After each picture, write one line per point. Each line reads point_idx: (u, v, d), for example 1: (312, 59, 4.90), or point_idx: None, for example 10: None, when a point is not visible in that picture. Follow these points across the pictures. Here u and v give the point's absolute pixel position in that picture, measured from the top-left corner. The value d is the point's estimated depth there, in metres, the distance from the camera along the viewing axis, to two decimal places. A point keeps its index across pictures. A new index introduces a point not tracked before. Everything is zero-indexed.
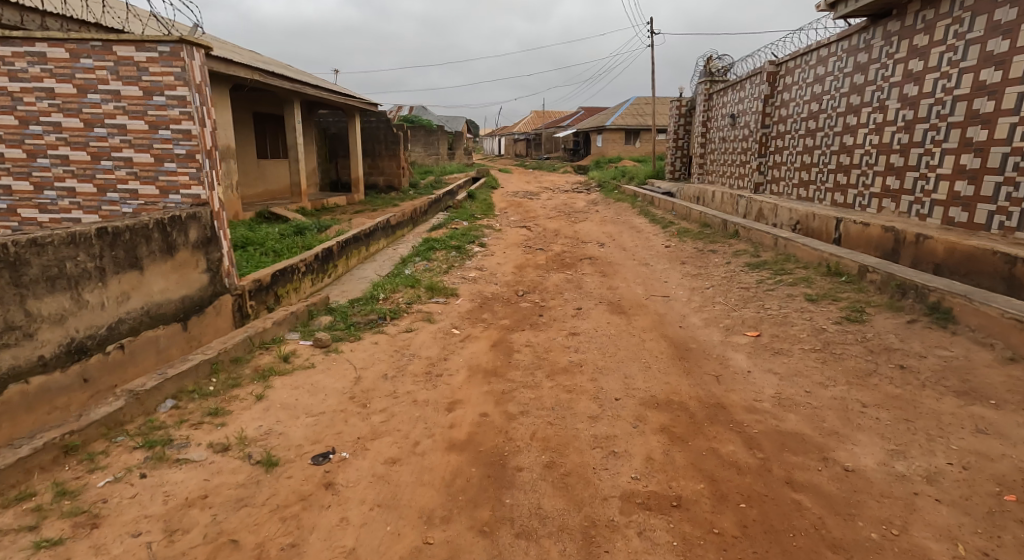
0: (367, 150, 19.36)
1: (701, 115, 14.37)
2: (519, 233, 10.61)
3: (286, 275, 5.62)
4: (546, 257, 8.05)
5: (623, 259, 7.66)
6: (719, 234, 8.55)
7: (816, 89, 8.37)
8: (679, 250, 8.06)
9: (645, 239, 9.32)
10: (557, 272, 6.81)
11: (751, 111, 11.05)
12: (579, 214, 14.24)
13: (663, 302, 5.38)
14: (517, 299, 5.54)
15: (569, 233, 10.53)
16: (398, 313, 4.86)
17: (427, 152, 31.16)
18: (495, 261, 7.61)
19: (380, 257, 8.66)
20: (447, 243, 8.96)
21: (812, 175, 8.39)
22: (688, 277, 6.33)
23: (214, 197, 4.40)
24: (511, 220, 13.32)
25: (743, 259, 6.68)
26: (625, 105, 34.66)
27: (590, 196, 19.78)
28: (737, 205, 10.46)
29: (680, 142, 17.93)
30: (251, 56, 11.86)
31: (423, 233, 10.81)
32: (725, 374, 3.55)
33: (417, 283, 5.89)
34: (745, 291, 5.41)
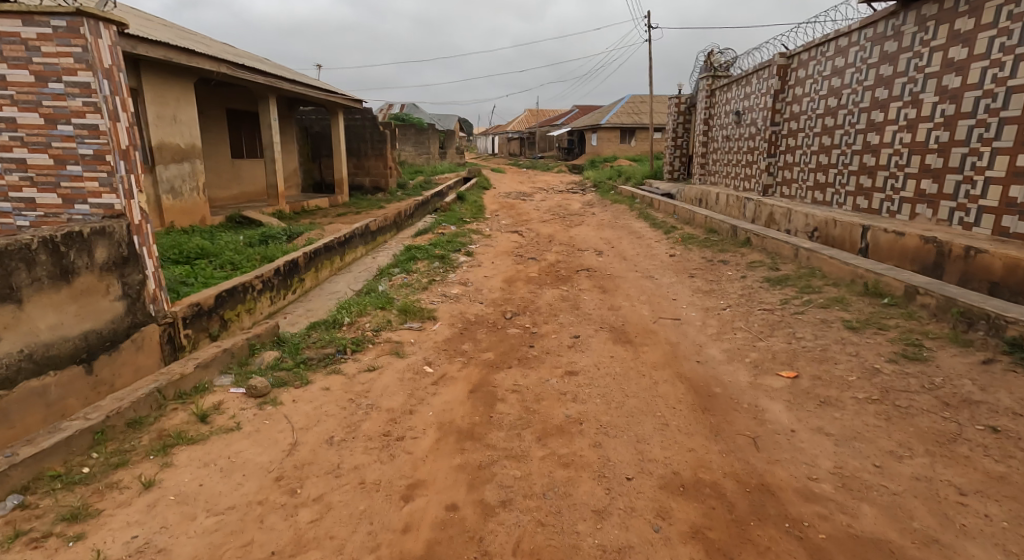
0: (353, 150, 18.54)
1: (703, 112, 13.64)
2: (510, 239, 9.84)
3: (236, 296, 4.84)
4: (538, 268, 7.31)
5: (624, 271, 6.92)
6: (727, 242, 7.82)
7: (834, 82, 7.64)
8: (686, 260, 7.33)
9: (646, 247, 8.59)
10: (551, 287, 6.07)
11: (758, 107, 10.34)
12: (575, 217, 13.51)
13: (673, 327, 4.64)
14: (504, 323, 4.78)
15: (564, 239, 9.78)
16: (362, 344, 4.09)
17: (418, 151, 30.37)
18: (482, 273, 6.86)
19: (356, 267, 7.88)
20: (429, 251, 8.18)
21: (829, 177, 7.68)
22: (699, 295, 5.60)
23: (133, 207, 3.60)
24: (503, 224, 12.57)
25: (760, 272, 5.94)
26: (620, 103, 33.98)
27: (586, 197, 19.06)
28: (744, 209, 9.73)
29: (679, 142, 17.22)
30: (221, 47, 11.00)
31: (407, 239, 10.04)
32: (763, 434, 2.80)
33: (390, 303, 5.11)
34: (768, 313, 4.67)
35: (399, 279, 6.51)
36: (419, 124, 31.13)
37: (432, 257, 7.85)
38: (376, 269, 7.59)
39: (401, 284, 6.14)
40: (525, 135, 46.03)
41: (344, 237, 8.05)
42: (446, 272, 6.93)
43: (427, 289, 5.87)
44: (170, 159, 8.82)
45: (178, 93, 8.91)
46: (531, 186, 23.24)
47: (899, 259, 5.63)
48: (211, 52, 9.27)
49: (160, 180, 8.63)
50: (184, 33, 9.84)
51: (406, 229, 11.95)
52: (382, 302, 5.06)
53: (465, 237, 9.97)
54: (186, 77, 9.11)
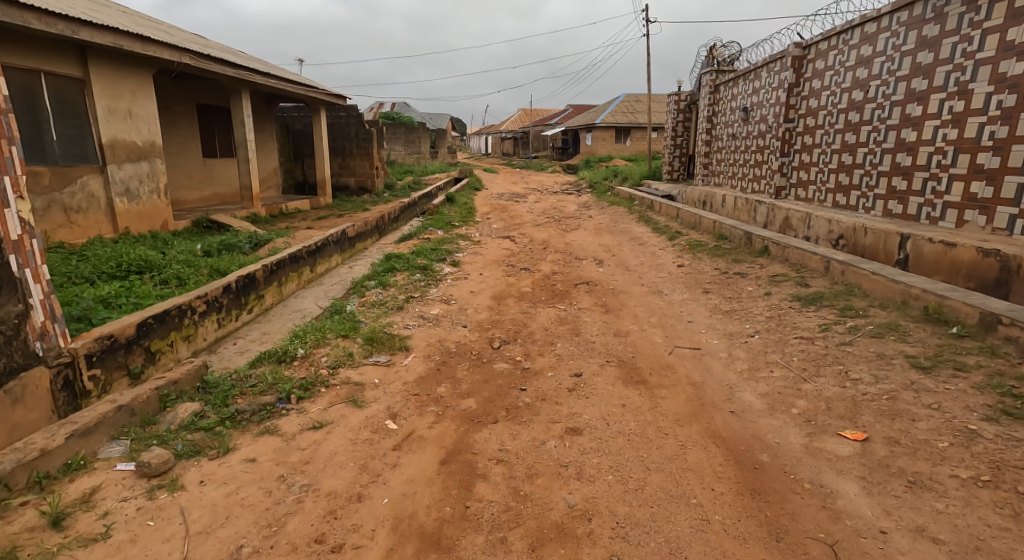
0: (337, 149, 17.72)
1: (706, 109, 12.89)
2: (501, 246, 9.07)
3: (167, 322, 4.01)
4: (531, 281, 6.54)
5: (628, 285, 6.16)
6: (742, 250, 7.04)
7: (859, 73, 6.93)
8: (697, 271, 6.57)
9: (650, 255, 7.85)
10: (547, 306, 5.31)
11: (769, 103, 9.61)
12: (571, 220, 12.79)
13: (694, 360, 3.89)
14: (491, 353, 4.01)
15: (561, 246, 9.01)
16: (313, 388, 3.29)
17: (408, 151, 29.60)
18: (468, 288, 6.08)
19: (329, 279, 7.08)
20: (410, 260, 7.39)
21: (854, 179, 6.97)
22: (718, 316, 4.84)
23: (7, 218, 2.81)
24: (494, 228, 11.81)
25: (787, 288, 5.19)
26: (616, 102, 33.28)
27: (581, 198, 18.32)
28: (754, 213, 8.99)
29: (678, 141, 16.50)
30: (187, 37, 10.16)
31: (389, 246, 9.24)
32: (842, 540, 2.05)
33: (356, 328, 4.31)
34: (807, 342, 3.91)
35: (373, 295, 5.72)
36: (410, 122, 30.31)
37: (412, 267, 7.05)
38: (349, 281, 6.79)
39: (374, 301, 5.35)
40: (519, 134, 45.28)
41: (316, 245, 7.25)
42: (428, 286, 6.16)
43: (403, 309, 5.08)
44: (124, 158, 7.95)
45: (134, 85, 8.04)
46: (524, 187, 22.50)
47: (950, 272, 4.91)
48: (173, 41, 8.42)
49: (113, 181, 7.77)
50: (143, 21, 9.00)
51: (390, 234, 11.19)
52: (346, 328, 4.26)
53: (451, 244, 9.19)
54: (146, 69, 8.27)
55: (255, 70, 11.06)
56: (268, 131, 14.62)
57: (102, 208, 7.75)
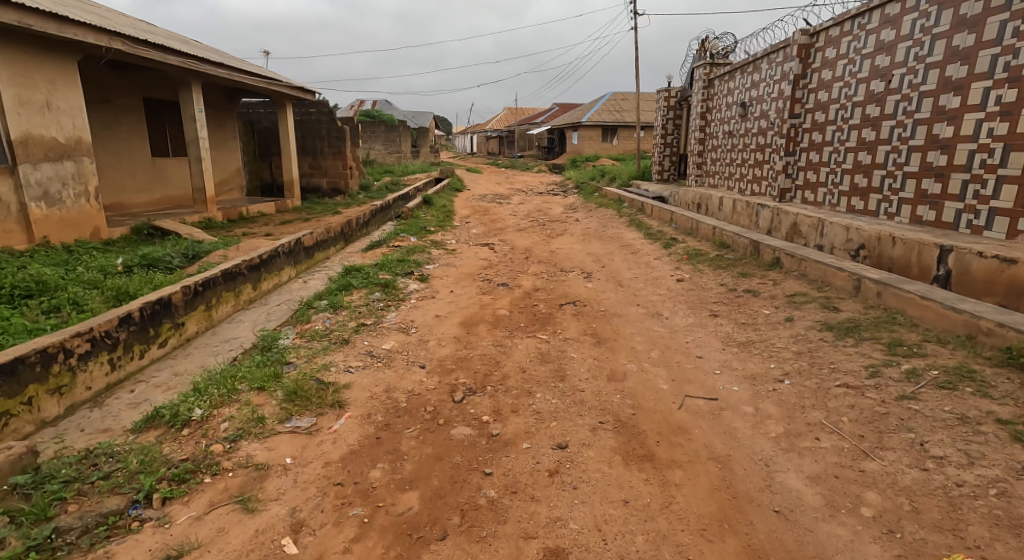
0: (308, 148, 16.77)
1: (699, 105, 12.06)
2: (477, 255, 8.18)
3: (27, 372, 3.14)
4: (510, 299, 5.66)
5: (621, 304, 5.31)
6: (749, 262, 6.19)
7: (879, 61, 6.13)
8: (700, 287, 5.72)
9: (644, 266, 7.03)
10: (525, 335, 4.43)
11: (769, 98, 8.80)
12: (556, 224, 11.96)
13: (711, 418, 3.01)
14: (451, 410, 3.12)
15: (543, 255, 8.15)
16: (190, 480, 2.39)
17: (388, 150, 28.59)
18: (435, 310, 5.19)
19: (274, 299, 6.12)
20: (369, 275, 6.48)
21: (874, 182, 6.18)
22: (733, 348, 3.99)
23: None
24: (473, 233, 10.92)
25: (812, 313, 4.31)
26: (603, 101, 32.49)
27: (568, 200, 17.50)
28: (756, 218, 8.17)
29: (669, 140, 15.71)
30: (124, 21, 9.16)
31: (353, 258, 8.31)
32: None
33: (279, 375, 3.37)
34: (855, 391, 3.05)
35: (316, 324, 4.79)
36: (389, 120, 29.29)
37: (371, 284, 6.14)
38: (298, 302, 5.86)
39: (314, 332, 4.42)
40: (504, 133, 44.39)
41: (261, 258, 6.29)
42: (388, 308, 5.25)
43: (350, 342, 4.15)
44: (41, 157, 6.93)
45: (52, 73, 7.01)
46: (508, 187, 21.62)
47: (1008, 295, 4.17)
48: (100, 23, 7.43)
49: (27, 184, 6.77)
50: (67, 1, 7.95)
51: (358, 240, 10.28)
52: (263, 376, 3.31)
53: (422, 254, 8.30)
54: (68, 55, 7.24)
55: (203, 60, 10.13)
56: (228, 129, 13.81)
57: (14, 214, 6.74)
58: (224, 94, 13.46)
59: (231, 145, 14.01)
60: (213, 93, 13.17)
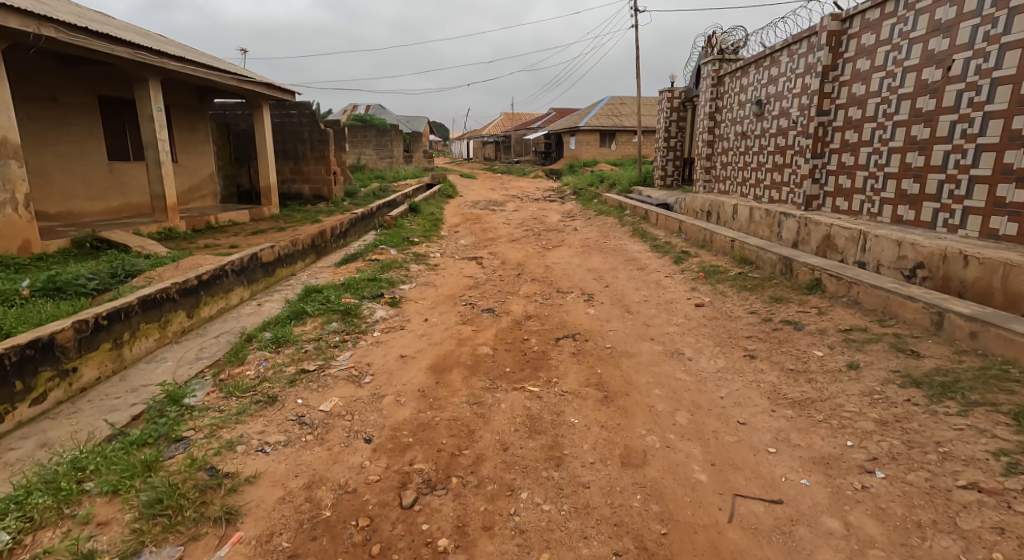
0: (289, 152, 15.91)
1: (707, 105, 11.06)
2: (461, 272, 7.21)
3: None
4: (495, 331, 4.67)
5: (631, 339, 4.31)
6: (782, 284, 5.18)
7: (933, 45, 5.19)
8: (726, 314, 4.71)
9: (653, 285, 6.07)
10: (511, 386, 3.45)
11: (789, 94, 7.80)
12: (552, 234, 11.01)
13: (779, 543, 2.05)
14: (394, 525, 2.17)
15: (537, 271, 7.16)
16: None
17: (379, 155, 27.59)
18: (401, 347, 4.21)
19: (212, 329, 5.14)
20: (329, 298, 5.50)
21: (928, 188, 5.24)
22: (786, 410, 2.98)
23: None
24: (461, 244, 9.96)
25: (883, 359, 3.30)
26: (600, 106, 31.68)
27: (565, 207, 16.58)
28: (779, 229, 7.18)
29: (672, 143, 14.78)
30: (66, 8, 8.26)
31: (320, 276, 7.31)
32: None
33: (155, 465, 2.38)
34: (992, 499, 2.11)
35: (247, 370, 3.79)
36: (380, 125, 28.34)
37: (328, 310, 5.16)
38: (239, 334, 4.87)
39: (237, 383, 3.42)
40: (500, 138, 43.49)
41: (199, 279, 5.30)
42: (346, 346, 4.24)
43: (280, 400, 3.13)
44: None
45: None
46: (502, 194, 20.67)
47: None
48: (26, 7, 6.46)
49: None
50: None
51: (332, 252, 9.31)
52: (130, 466, 2.34)
53: (400, 270, 7.34)
54: None
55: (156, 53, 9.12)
56: (188, 122, 13.01)
57: None
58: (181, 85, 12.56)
59: (192, 140, 13.21)
60: (171, 87, 12.25)
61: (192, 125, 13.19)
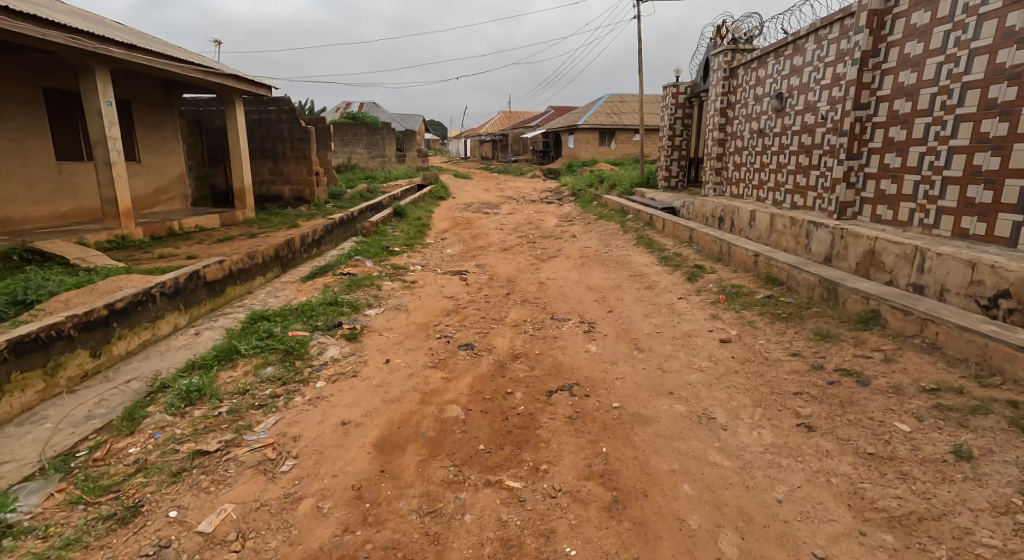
0: (268, 151, 15.21)
1: (718, 100, 10.03)
2: (440, 290, 6.26)
3: None
4: (472, 378, 3.73)
5: (644, 394, 3.37)
6: (826, 315, 4.21)
7: (1015, 22, 4.28)
8: (761, 356, 3.76)
9: (664, 310, 5.15)
10: (482, 477, 2.53)
11: (817, 85, 6.77)
12: (549, 241, 10.09)
13: None
14: None
15: (529, 290, 6.21)
16: None
17: (370, 154, 26.57)
18: (346, 405, 3.30)
19: (124, 372, 4.22)
20: (271, 331, 4.53)
21: (1007, 197, 4.36)
22: (885, 537, 2.09)
23: None
24: (447, 254, 9.01)
25: (1013, 450, 2.34)
26: (600, 103, 30.71)
27: (563, 209, 15.64)
28: (810, 241, 6.20)
29: (677, 142, 13.84)
30: None
31: (283, 300, 6.37)
32: None
33: None
34: None
35: (130, 449, 2.86)
36: (372, 123, 27.34)
37: (266, 349, 4.18)
38: (151, 381, 3.92)
39: (101, 483, 2.50)
40: (497, 136, 42.47)
41: (109, 307, 4.39)
42: (275, 407, 3.27)
43: (144, 512, 2.30)
44: None
45: None
46: (497, 195, 19.72)
47: None
48: None
49: None
50: None
51: (301, 265, 8.39)
52: None
53: (369, 288, 6.38)
54: None
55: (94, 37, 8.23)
56: (151, 118, 12.14)
57: None
58: (140, 77, 11.68)
59: (157, 139, 12.34)
60: (130, 80, 11.38)
61: (156, 122, 12.30)
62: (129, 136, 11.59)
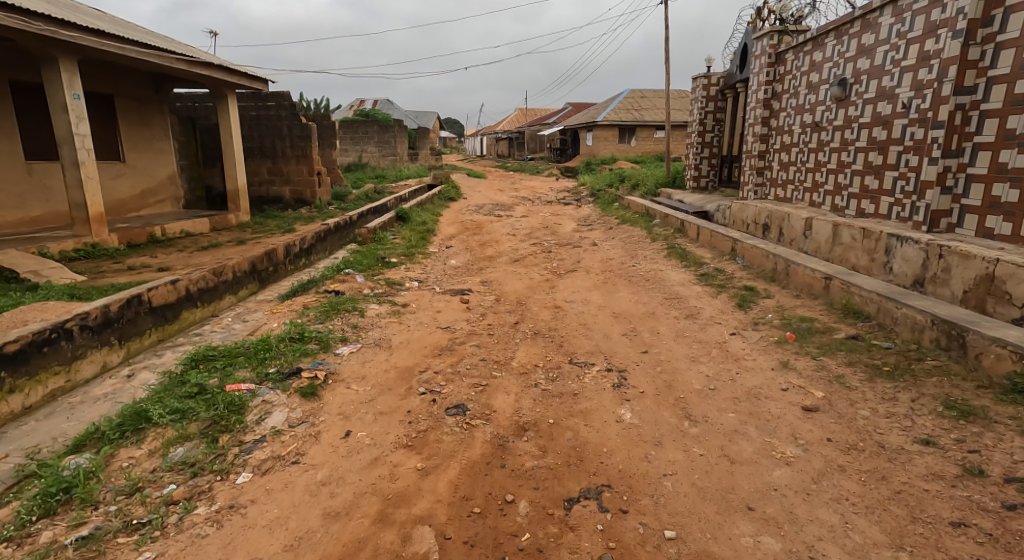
0: (267, 149, 14.33)
1: (759, 90, 8.81)
2: (434, 317, 5.20)
3: None
4: (460, 468, 2.67)
5: (712, 510, 2.28)
6: (954, 374, 3.05)
7: None
8: (872, 440, 2.64)
9: (714, 352, 4.05)
10: None
11: (895, 67, 5.56)
12: (566, 251, 9.01)
13: None
14: None
15: (544, 319, 5.12)
16: None
17: (382, 152, 25.62)
18: (266, 524, 2.30)
19: (7, 440, 3.23)
20: (201, 382, 3.46)
21: None
22: None
23: None
24: (450, 266, 7.98)
25: None
26: (619, 100, 29.49)
27: (581, 212, 14.54)
28: (892, 259, 5.00)
29: (708, 138, 12.75)
30: None
31: (253, 328, 5.35)
32: None
33: None
34: None
35: None
36: (383, 120, 26.39)
37: (186, 414, 3.10)
38: (19, 464, 2.82)
39: None
40: (513, 134, 41.35)
41: None
42: (159, 530, 2.29)
43: None
44: None
45: None
46: (511, 195, 18.64)
47: None
48: None
49: None
50: None
51: (284, 280, 7.39)
52: None
53: (350, 312, 5.33)
54: None
55: (40, 17, 7.21)
56: (138, 114, 11.28)
57: None
58: (125, 70, 10.81)
59: (145, 137, 11.48)
60: (113, 73, 10.52)
61: (143, 118, 11.43)
62: (113, 134, 10.74)
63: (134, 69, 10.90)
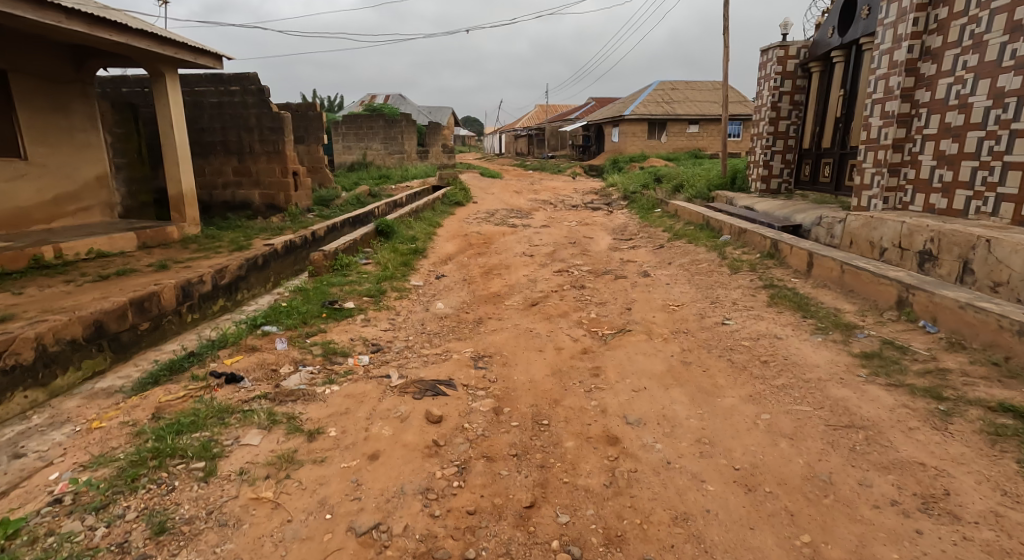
0: (231, 145, 11.78)
1: (893, 48, 6.02)
2: (355, 482, 2.48)
3: None
4: None
5: None
6: None
7: None
8: None
9: None
10: None
11: None
12: (607, 285, 6.26)
13: None
14: None
15: (591, 501, 2.37)
16: None
17: (388, 150, 23.01)
18: None
19: None
20: None
21: None
22: None
23: None
24: (434, 318, 5.30)
25: None
26: (648, 91, 26.58)
27: (616, 220, 11.77)
28: None
29: (782, 127, 9.98)
30: None
31: (19, 480, 2.73)
32: None
33: None
34: None
35: None
36: (390, 114, 23.80)
37: None
38: None
39: None
40: (534, 130, 38.53)
41: None
42: None
43: None
44: None
45: None
46: (529, 199, 15.89)
47: None
48: None
49: None
50: None
51: (169, 342, 4.75)
52: None
53: (185, 458, 2.60)
54: None
55: None
56: (49, 98, 8.79)
57: None
58: (25, 38, 8.32)
59: (61, 128, 8.98)
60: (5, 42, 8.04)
61: (57, 104, 8.94)
62: (8, 122, 8.24)
63: (38, 37, 8.42)
